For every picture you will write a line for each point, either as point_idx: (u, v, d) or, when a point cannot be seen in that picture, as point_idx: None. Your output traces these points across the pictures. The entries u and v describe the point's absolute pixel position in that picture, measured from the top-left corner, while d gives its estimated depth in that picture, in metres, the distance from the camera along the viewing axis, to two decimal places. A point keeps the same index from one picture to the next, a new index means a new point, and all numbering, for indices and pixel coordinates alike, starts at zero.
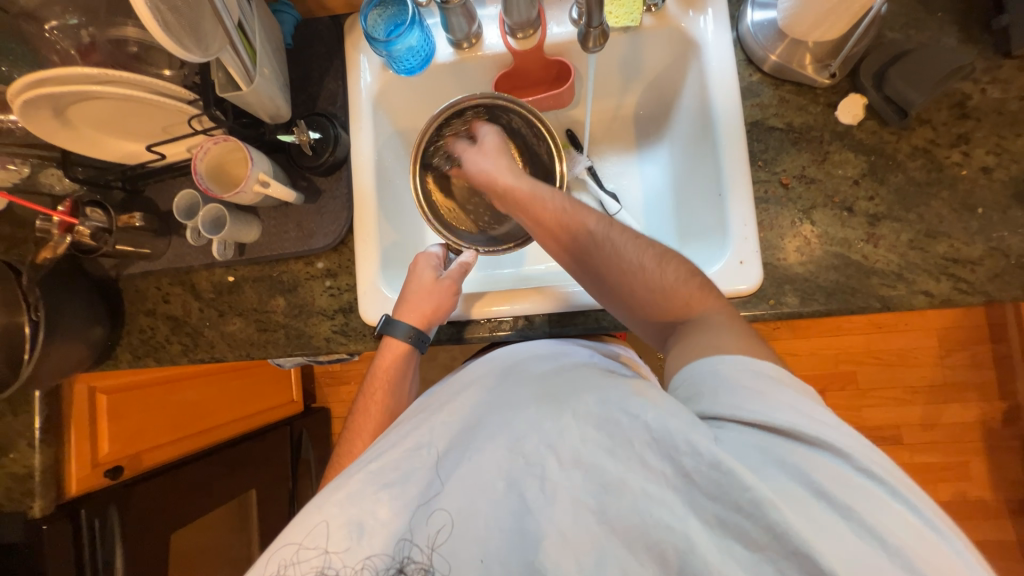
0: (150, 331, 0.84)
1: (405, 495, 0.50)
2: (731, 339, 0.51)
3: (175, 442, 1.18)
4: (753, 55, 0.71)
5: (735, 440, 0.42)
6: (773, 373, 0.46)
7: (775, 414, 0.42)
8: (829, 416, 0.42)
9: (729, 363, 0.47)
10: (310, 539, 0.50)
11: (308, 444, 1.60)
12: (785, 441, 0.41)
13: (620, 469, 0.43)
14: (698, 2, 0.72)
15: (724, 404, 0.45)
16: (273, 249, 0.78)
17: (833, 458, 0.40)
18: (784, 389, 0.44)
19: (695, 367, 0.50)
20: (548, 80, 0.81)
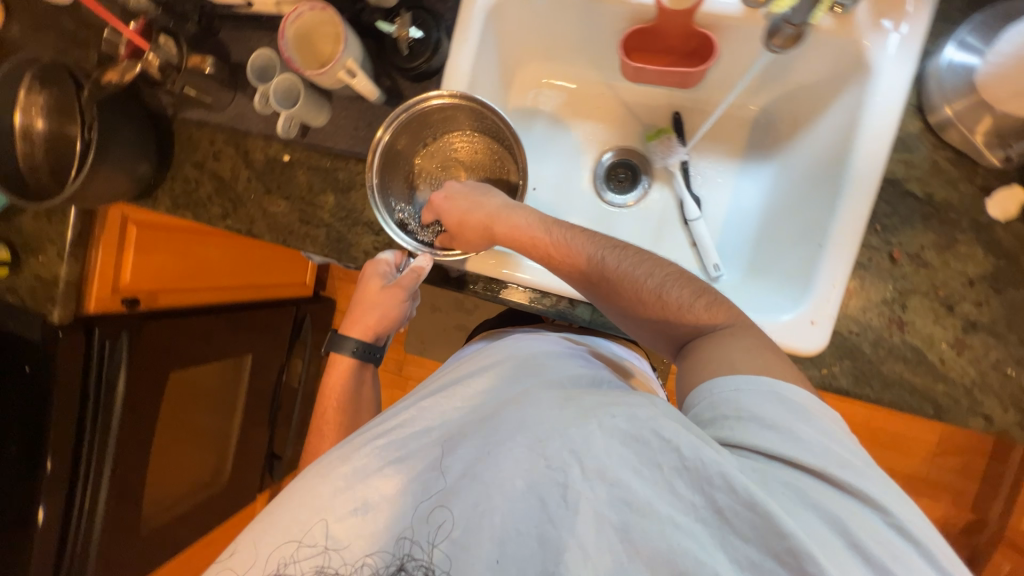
0: (193, 185, 0.81)
1: (411, 476, 0.55)
2: (732, 354, 0.55)
3: (193, 292, 1.22)
4: (928, 102, 0.61)
5: (760, 472, 0.45)
6: (795, 398, 0.50)
7: (799, 451, 0.45)
8: (853, 456, 0.46)
9: (741, 386, 0.51)
10: (309, 538, 0.53)
11: (308, 328, 1.67)
12: (807, 482, 0.44)
13: (646, 492, 0.44)
14: (896, 13, 0.60)
15: (745, 431, 0.47)
16: (333, 142, 0.75)
17: (854, 503, 0.43)
18: (808, 425, 0.47)
19: (707, 388, 0.53)
20: (683, 53, 0.71)
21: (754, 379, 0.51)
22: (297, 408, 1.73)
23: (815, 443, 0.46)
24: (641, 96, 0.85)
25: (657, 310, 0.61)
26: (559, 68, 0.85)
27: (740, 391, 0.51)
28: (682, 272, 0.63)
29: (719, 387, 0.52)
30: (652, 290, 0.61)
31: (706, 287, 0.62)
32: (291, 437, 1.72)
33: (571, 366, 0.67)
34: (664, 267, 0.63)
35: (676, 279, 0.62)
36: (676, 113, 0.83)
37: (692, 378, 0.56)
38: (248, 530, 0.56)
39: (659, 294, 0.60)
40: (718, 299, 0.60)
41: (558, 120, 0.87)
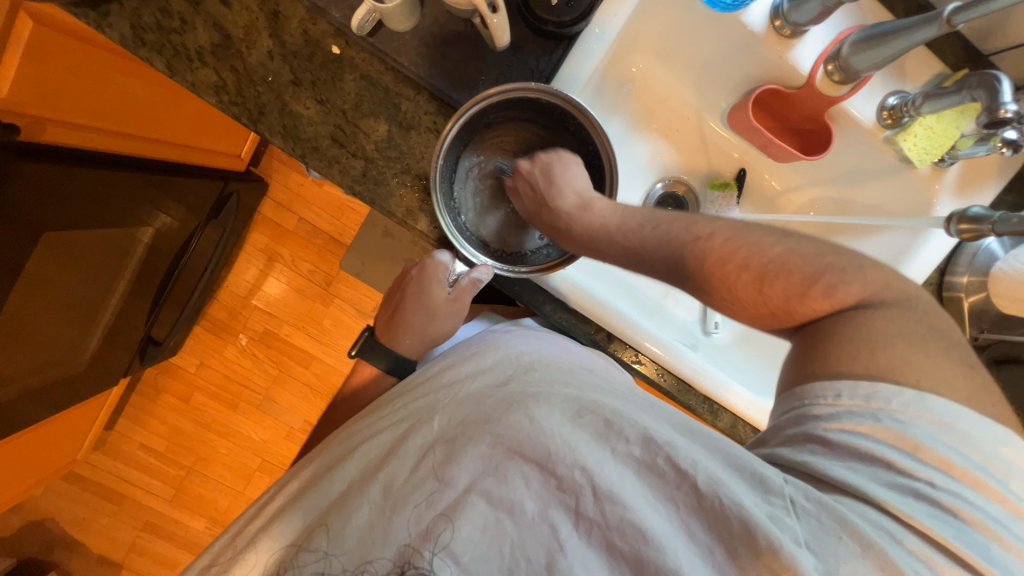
0: (177, 23, 0.57)
1: (393, 478, 0.47)
2: (846, 350, 0.43)
3: (102, 134, 0.90)
4: (953, 266, 0.71)
5: (818, 506, 0.38)
6: (920, 421, 0.40)
7: (874, 484, 0.39)
8: (951, 487, 0.39)
9: (846, 394, 0.42)
10: (312, 542, 0.46)
11: (230, 211, 1.31)
12: (889, 527, 0.37)
13: (656, 524, 0.40)
14: (972, 191, 0.66)
15: (827, 457, 0.41)
16: (415, 67, 0.59)
17: (956, 571, 0.36)
18: (919, 466, 0.39)
19: (798, 390, 0.45)
20: (789, 128, 0.71)
21: (863, 387, 0.42)
22: (194, 297, 1.37)
23: (911, 482, 0.39)
24: (720, 136, 0.79)
25: (764, 307, 0.50)
26: (661, 74, 0.76)
27: (842, 403, 0.42)
28: (793, 252, 0.49)
29: (816, 397, 0.43)
30: (748, 284, 0.50)
31: (831, 265, 0.48)
32: (179, 325, 1.39)
33: (555, 352, 0.59)
34: (767, 252, 0.50)
35: (778, 267, 0.49)
36: (742, 169, 0.79)
37: (796, 372, 0.47)
38: (261, 531, 0.52)
39: (761, 286, 0.49)
40: (838, 282, 0.46)
41: (635, 126, 0.78)
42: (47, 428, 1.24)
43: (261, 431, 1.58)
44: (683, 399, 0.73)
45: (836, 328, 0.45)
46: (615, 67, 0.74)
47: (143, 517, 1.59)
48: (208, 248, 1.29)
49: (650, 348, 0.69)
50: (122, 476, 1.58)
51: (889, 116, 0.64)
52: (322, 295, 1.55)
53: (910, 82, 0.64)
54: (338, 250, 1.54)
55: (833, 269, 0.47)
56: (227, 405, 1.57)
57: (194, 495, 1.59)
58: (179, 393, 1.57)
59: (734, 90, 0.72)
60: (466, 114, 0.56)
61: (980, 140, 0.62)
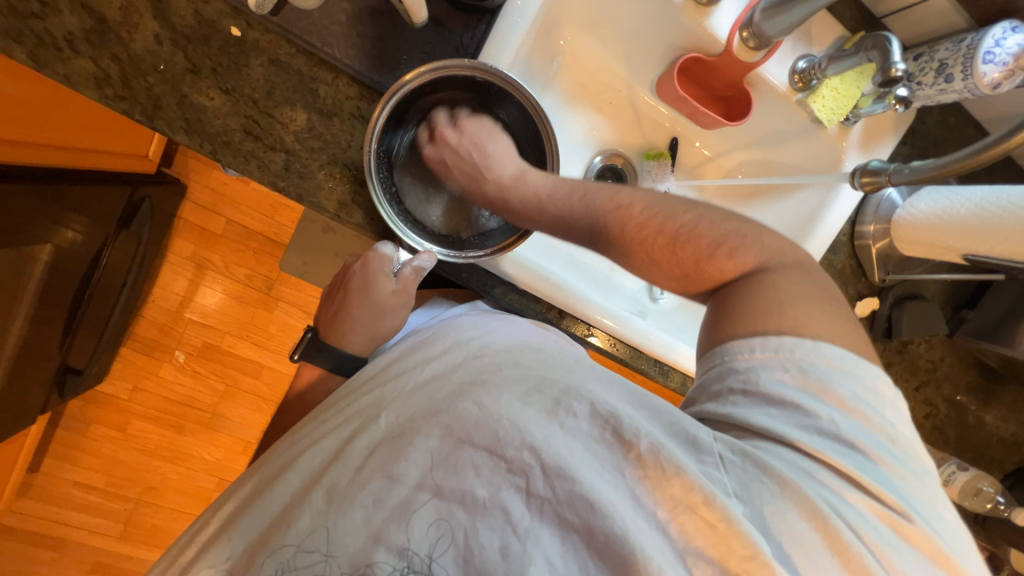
0: (35, 5, 0.49)
1: (334, 482, 0.46)
2: (755, 311, 0.46)
3: None
4: (862, 216, 0.78)
5: (741, 457, 0.41)
6: (819, 365, 0.43)
7: (786, 427, 0.42)
8: (851, 423, 0.42)
9: (760, 350, 0.45)
10: (309, 543, 0.44)
11: (144, 217, 1.18)
12: (803, 465, 0.41)
13: (609, 493, 0.40)
14: (872, 147, 0.72)
15: (745, 409, 0.44)
16: (328, 46, 0.55)
17: (857, 497, 0.41)
18: (820, 404, 0.43)
19: (719, 350, 0.47)
20: (713, 96, 0.73)
21: (771, 342, 0.45)
22: (114, 317, 1.24)
23: (822, 425, 0.42)
24: (652, 107, 0.81)
25: (676, 267, 0.52)
26: (590, 46, 0.75)
27: (756, 356, 0.45)
28: (703, 217, 0.52)
29: (734, 353, 0.46)
30: (663, 246, 0.52)
31: (735, 232, 0.51)
32: (101, 348, 1.26)
33: (498, 333, 0.58)
34: (677, 218, 0.52)
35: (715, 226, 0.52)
36: (675, 139, 0.81)
37: (712, 333, 0.49)
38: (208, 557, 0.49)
39: (674, 248, 0.51)
40: (739, 245, 0.50)
41: (568, 101, 0.78)
42: None
43: (213, 450, 1.49)
44: (636, 365, 0.76)
45: (741, 282, 0.49)
46: (542, 40, 0.73)
47: (90, 559, 1.46)
48: (122, 261, 1.16)
49: (599, 319, 0.70)
50: (54, 519, 1.44)
51: (801, 79, 0.68)
52: (264, 300, 1.45)
53: (816, 46, 0.68)
54: (276, 251, 1.44)
55: (737, 233, 0.51)
56: (169, 427, 1.46)
57: (146, 527, 1.48)
58: (112, 422, 1.43)
59: (659, 59, 0.73)
60: (396, 96, 0.54)
61: (877, 99, 0.67)
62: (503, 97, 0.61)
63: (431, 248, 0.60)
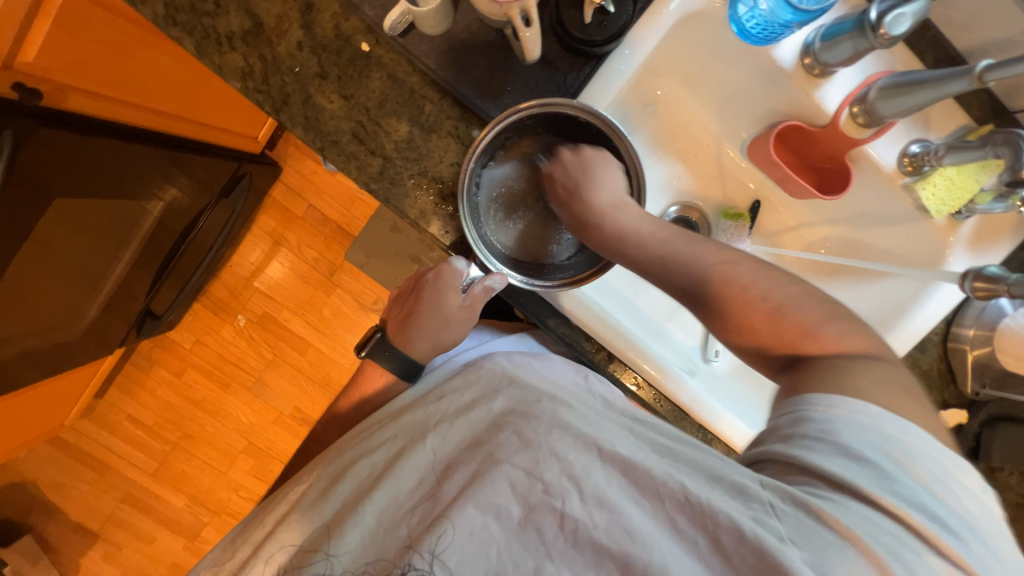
0: (210, 6, 0.57)
1: (383, 499, 0.48)
2: (831, 378, 0.44)
3: (120, 105, 0.88)
4: (960, 318, 0.71)
5: (798, 506, 0.37)
6: (906, 443, 0.39)
7: (862, 479, 0.38)
8: (924, 480, 0.38)
9: (840, 406, 0.41)
10: (314, 543, 0.48)
11: (242, 191, 1.30)
12: (883, 525, 0.36)
13: (645, 525, 0.39)
14: (982, 248, 0.66)
15: (825, 456, 0.39)
16: (443, 70, 0.59)
17: (936, 560, 0.36)
18: (895, 465, 0.38)
19: (796, 398, 0.44)
20: (808, 166, 0.71)
21: (853, 404, 0.41)
22: (196, 275, 1.36)
23: (897, 486, 0.37)
24: (738, 166, 0.79)
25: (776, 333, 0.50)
26: (686, 100, 0.76)
27: (835, 412, 0.41)
28: (811, 286, 0.50)
29: (812, 403, 0.42)
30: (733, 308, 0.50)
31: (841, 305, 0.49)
32: (179, 300, 1.38)
33: (547, 368, 0.58)
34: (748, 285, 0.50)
35: (793, 302, 0.50)
36: (757, 201, 0.79)
37: (789, 389, 0.46)
38: None
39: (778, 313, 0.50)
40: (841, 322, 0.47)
41: (653, 148, 0.78)
42: (40, 391, 1.24)
43: (251, 413, 1.58)
44: (678, 425, 0.72)
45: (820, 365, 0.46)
46: (640, 87, 0.74)
47: (125, 489, 1.58)
48: (215, 227, 1.29)
49: (648, 368, 0.68)
50: (106, 445, 1.57)
51: (909, 164, 0.64)
52: (325, 284, 1.54)
53: (933, 132, 0.65)
54: (344, 241, 1.53)
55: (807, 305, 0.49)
56: (218, 384, 1.57)
57: (177, 472, 1.59)
58: (172, 367, 1.56)
59: (757, 121, 0.72)
60: (499, 126, 0.56)
61: (999, 197, 0.61)
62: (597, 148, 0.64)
63: (503, 271, 0.62)
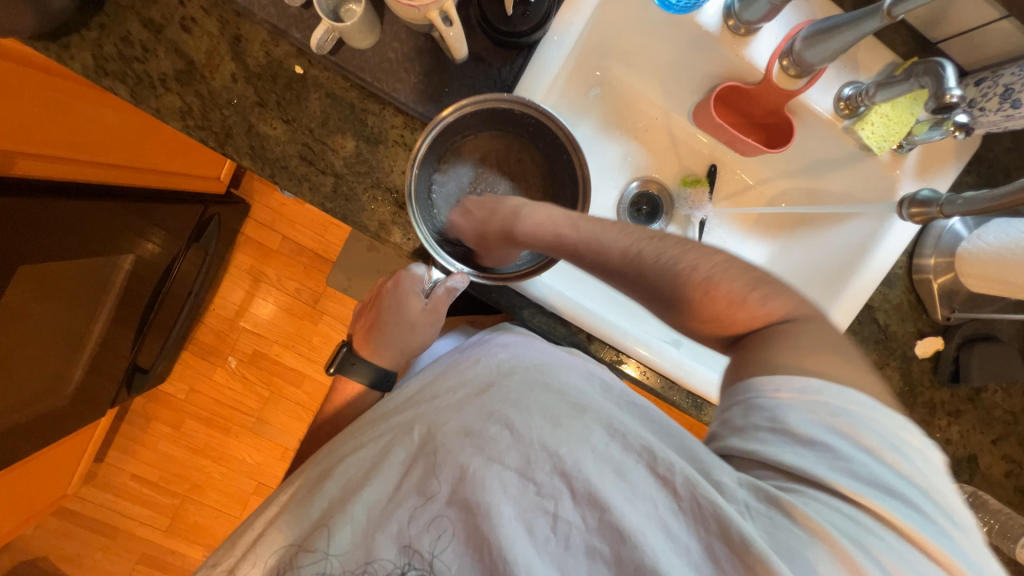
0: (138, 51, 0.58)
1: (371, 497, 0.47)
2: (782, 350, 0.45)
3: (73, 163, 0.87)
4: (921, 248, 0.73)
5: (766, 501, 0.39)
6: (854, 411, 0.41)
7: (817, 468, 0.39)
8: (879, 465, 0.39)
9: (785, 387, 0.43)
10: (309, 545, 0.47)
11: (212, 233, 1.30)
12: (843, 512, 0.38)
13: (637, 521, 0.40)
14: (928, 176, 0.68)
15: (776, 444, 0.41)
16: (378, 81, 0.60)
17: (897, 541, 0.37)
18: (850, 448, 0.40)
19: (743, 385, 0.45)
20: (753, 124, 0.72)
21: (797, 381, 0.42)
22: (178, 323, 1.35)
23: (853, 471, 0.39)
24: (689, 133, 0.80)
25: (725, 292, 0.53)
26: (626, 77, 0.77)
27: (782, 395, 0.43)
28: None
29: (758, 389, 0.44)
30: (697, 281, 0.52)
31: None
32: (166, 350, 1.37)
33: (530, 356, 0.57)
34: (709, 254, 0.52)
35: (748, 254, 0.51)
36: (712, 165, 0.80)
37: (738, 371, 0.47)
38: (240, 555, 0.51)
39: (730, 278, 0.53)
40: None
41: (603, 128, 0.79)
42: (35, 463, 1.22)
43: (256, 454, 1.56)
44: (667, 395, 0.73)
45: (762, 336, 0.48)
46: (580, 71, 0.75)
47: (139, 549, 1.56)
48: (190, 272, 1.28)
49: (632, 344, 0.69)
50: (113, 508, 1.55)
51: (847, 107, 0.66)
52: (310, 312, 1.54)
53: (863, 73, 0.67)
54: (324, 267, 1.53)
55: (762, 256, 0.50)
56: (218, 429, 1.55)
57: (190, 523, 1.57)
58: (169, 419, 1.55)
59: (697, 87, 0.74)
60: (435, 130, 0.57)
61: (935, 125, 0.63)
62: (539, 137, 0.64)
63: (462, 268, 0.61)
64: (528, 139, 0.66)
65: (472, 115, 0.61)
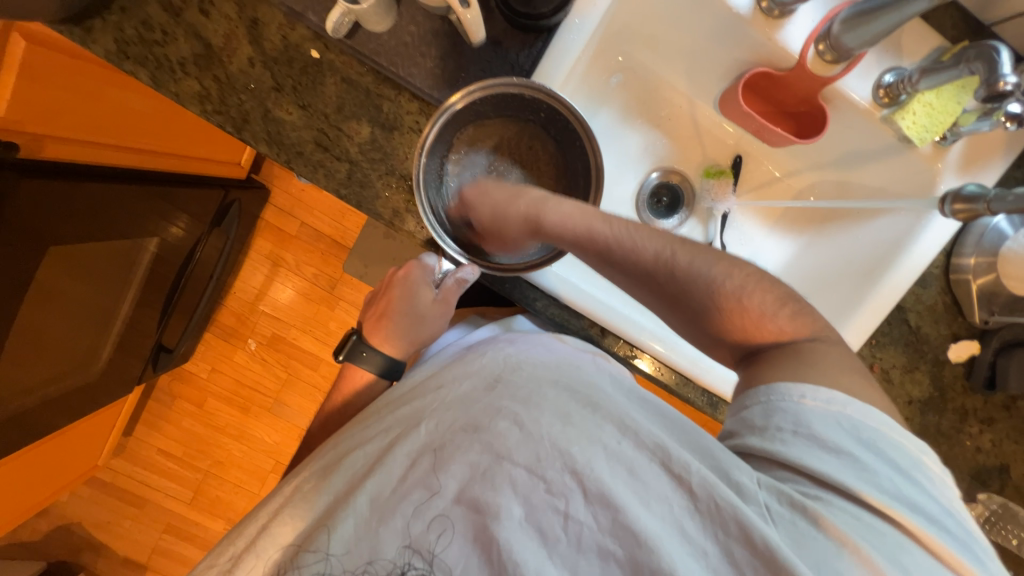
0: (158, 34, 0.58)
1: (373, 488, 0.47)
2: (812, 364, 0.46)
3: (101, 147, 0.89)
4: (960, 247, 0.68)
5: (790, 511, 0.39)
6: (876, 423, 0.43)
7: (843, 474, 0.40)
8: (898, 474, 0.41)
9: (811, 395, 0.44)
10: (311, 546, 0.46)
11: (232, 218, 1.32)
12: (866, 519, 0.39)
13: (653, 525, 0.40)
14: (970, 171, 0.64)
15: (800, 448, 0.42)
16: (393, 65, 0.59)
17: (915, 548, 0.39)
18: (872, 455, 0.41)
19: (766, 387, 0.46)
20: (783, 113, 0.69)
21: (822, 391, 0.44)
22: (201, 305, 1.39)
23: (876, 479, 0.40)
24: (714, 122, 0.77)
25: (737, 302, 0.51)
26: (650, 63, 0.74)
27: (806, 402, 0.44)
28: None
29: (783, 394, 0.45)
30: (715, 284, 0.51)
31: None
32: (189, 332, 1.41)
33: (538, 351, 0.56)
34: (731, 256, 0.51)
35: None
36: (737, 156, 0.77)
37: (756, 377, 0.48)
38: (255, 537, 0.52)
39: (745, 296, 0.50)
40: None
41: (623, 116, 0.76)
42: (68, 436, 1.28)
43: (275, 434, 1.61)
44: (682, 392, 0.71)
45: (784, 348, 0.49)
46: (600, 56, 0.73)
47: (165, 520, 1.63)
48: (212, 256, 1.30)
49: (647, 339, 0.67)
50: (140, 480, 1.62)
51: (886, 95, 0.62)
52: (327, 298, 1.56)
53: (906, 58, 0.62)
54: (340, 253, 1.55)
55: None
56: (238, 409, 1.60)
57: (212, 497, 1.63)
58: (192, 398, 1.60)
59: (725, 74, 0.70)
60: (444, 116, 0.56)
61: (983, 116, 0.60)
62: (554, 125, 0.63)
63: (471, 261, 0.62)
64: (542, 128, 0.65)
65: (486, 101, 0.60)
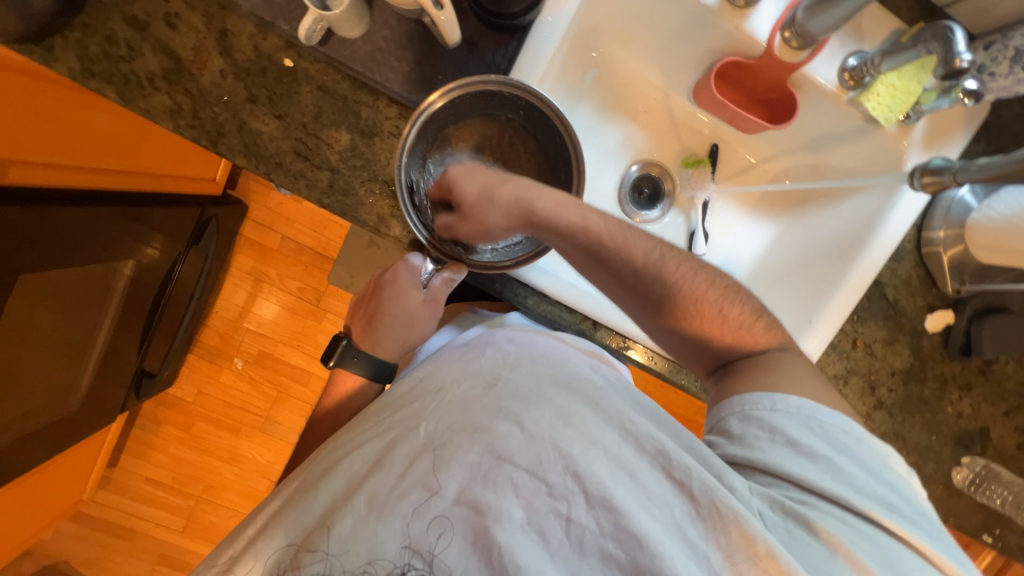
0: (124, 50, 0.57)
1: (373, 487, 0.47)
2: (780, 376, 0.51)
3: (68, 170, 0.86)
4: (929, 221, 0.71)
5: (776, 514, 0.43)
6: (840, 428, 0.47)
7: (818, 475, 0.44)
8: (866, 472, 0.45)
9: (782, 404, 0.49)
10: (312, 547, 0.46)
11: (211, 235, 1.29)
12: (842, 515, 0.43)
13: (657, 532, 0.40)
14: (933, 147, 0.67)
15: (777, 454, 0.46)
16: (369, 71, 0.59)
17: (889, 539, 0.42)
18: (840, 457, 0.46)
19: (739, 399, 0.51)
20: (755, 101, 0.71)
21: (791, 401, 0.49)
22: (183, 327, 1.35)
23: (847, 478, 0.44)
24: (689, 113, 0.79)
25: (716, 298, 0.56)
26: (623, 58, 0.75)
27: (777, 411, 0.48)
28: None
29: (756, 404, 0.49)
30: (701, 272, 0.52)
31: None
32: (171, 355, 1.37)
33: (539, 349, 0.57)
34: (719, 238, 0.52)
35: None
36: (714, 144, 0.79)
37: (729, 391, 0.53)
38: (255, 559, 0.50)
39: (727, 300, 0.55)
40: None
41: (601, 111, 0.77)
42: (50, 471, 1.23)
43: (268, 454, 1.57)
44: (676, 379, 0.72)
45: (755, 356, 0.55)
46: (575, 53, 0.73)
47: (157, 551, 1.58)
48: (191, 275, 1.27)
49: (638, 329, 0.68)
50: (128, 512, 1.57)
51: (852, 78, 0.64)
52: (313, 310, 1.54)
53: (868, 42, 0.65)
54: (324, 265, 1.53)
55: None
56: (228, 430, 1.56)
57: (205, 523, 1.58)
58: (179, 423, 1.56)
59: (696, 65, 0.72)
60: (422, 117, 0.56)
61: (942, 93, 0.62)
62: (534, 121, 0.63)
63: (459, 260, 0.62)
64: (522, 126, 0.65)
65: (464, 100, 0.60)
